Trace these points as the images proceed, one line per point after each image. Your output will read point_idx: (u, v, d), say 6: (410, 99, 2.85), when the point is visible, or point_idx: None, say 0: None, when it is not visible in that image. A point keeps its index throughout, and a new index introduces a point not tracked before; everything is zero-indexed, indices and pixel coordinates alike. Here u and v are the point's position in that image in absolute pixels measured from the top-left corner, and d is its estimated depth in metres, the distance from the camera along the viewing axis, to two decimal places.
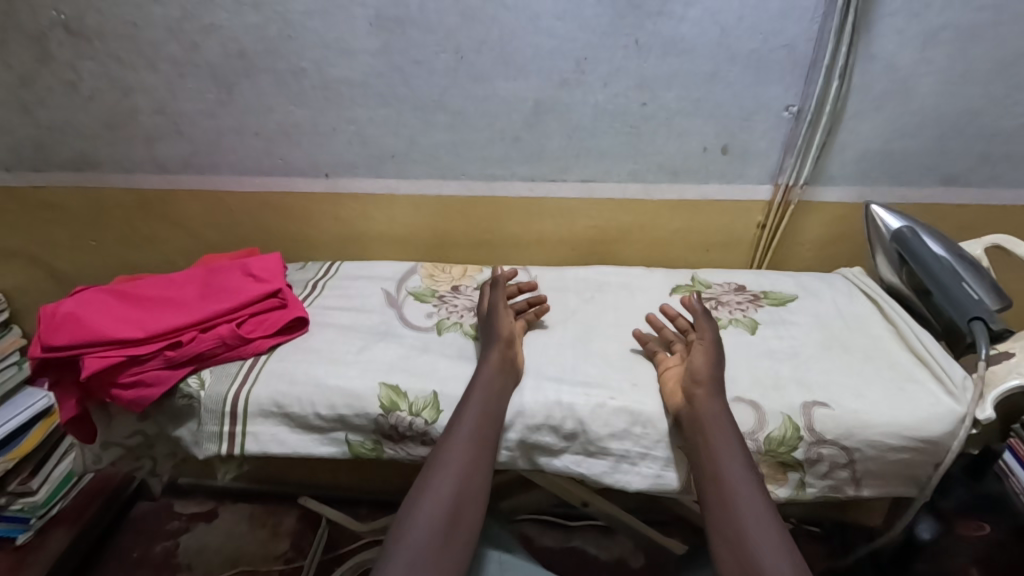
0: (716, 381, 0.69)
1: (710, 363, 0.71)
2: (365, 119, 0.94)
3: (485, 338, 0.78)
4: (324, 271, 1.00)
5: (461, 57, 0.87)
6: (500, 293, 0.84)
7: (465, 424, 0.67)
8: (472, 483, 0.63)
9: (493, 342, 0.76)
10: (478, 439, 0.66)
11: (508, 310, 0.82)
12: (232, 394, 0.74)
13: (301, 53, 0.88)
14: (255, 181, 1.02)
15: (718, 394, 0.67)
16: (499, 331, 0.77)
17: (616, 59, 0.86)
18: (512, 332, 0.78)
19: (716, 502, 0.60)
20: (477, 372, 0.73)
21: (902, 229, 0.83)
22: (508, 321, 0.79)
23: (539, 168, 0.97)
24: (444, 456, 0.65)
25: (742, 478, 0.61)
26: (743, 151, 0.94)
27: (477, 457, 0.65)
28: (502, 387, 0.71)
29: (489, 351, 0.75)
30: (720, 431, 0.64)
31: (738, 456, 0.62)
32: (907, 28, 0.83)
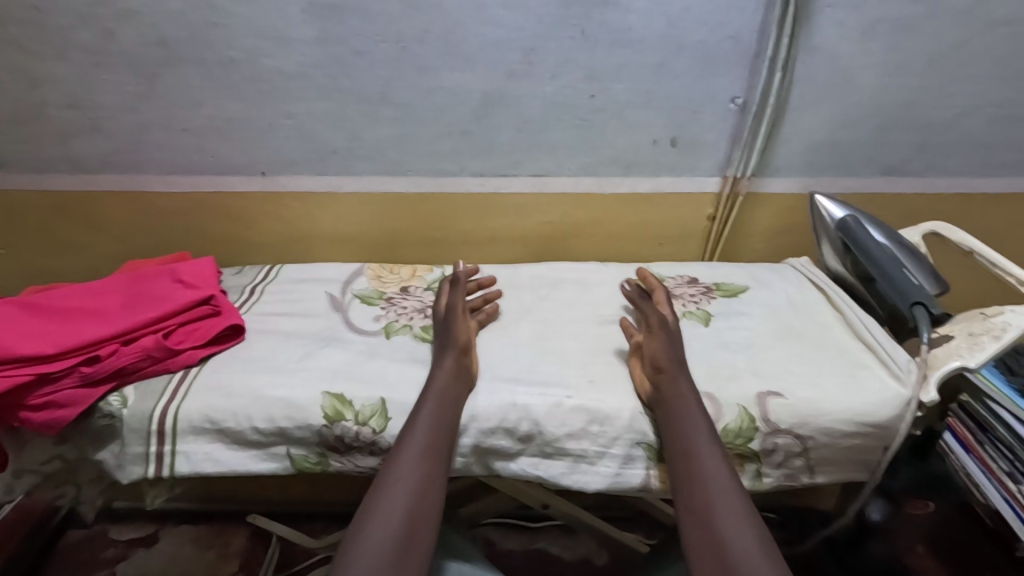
0: (683, 367, 0.69)
1: (675, 349, 0.71)
2: (304, 112, 0.89)
3: (439, 340, 0.75)
4: (263, 274, 0.94)
5: (404, 47, 0.83)
6: (460, 292, 0.81)
7: (417, 433, 0.64)
8: (424, 498, 0.60)
9: (448, 347, 0.73)
10: (429, 449, 0.63)
11: (462, 308, 0.79)
12: (158, 412, 0.68)
13: (228, 42, 0.82)
14: (184, 180, 0.95)
15: (686, 377, 0.67)
16: (454, 338, 0.74)
17: (564, 49, 0.84)
18: (466, 333, 0.75)
19: (692, 502, 0.59)
20: (430, 379, 0.69)
21: (845, 220, 0.84)
22: (460, 319, 0.76)
23: (488, 164, 0.94)
24: (395, 469, 0.61)
25: (715, 475, 0.59)
26: (692, 143, 0.93)
27: (430, 467, 0.62)
28: (454, 391, 0.68)
29: (442, 354, 0.72)
30: (688, 426, 0.63)
31: (708, 452, 0.61)
32: (847, 20, 0.84)
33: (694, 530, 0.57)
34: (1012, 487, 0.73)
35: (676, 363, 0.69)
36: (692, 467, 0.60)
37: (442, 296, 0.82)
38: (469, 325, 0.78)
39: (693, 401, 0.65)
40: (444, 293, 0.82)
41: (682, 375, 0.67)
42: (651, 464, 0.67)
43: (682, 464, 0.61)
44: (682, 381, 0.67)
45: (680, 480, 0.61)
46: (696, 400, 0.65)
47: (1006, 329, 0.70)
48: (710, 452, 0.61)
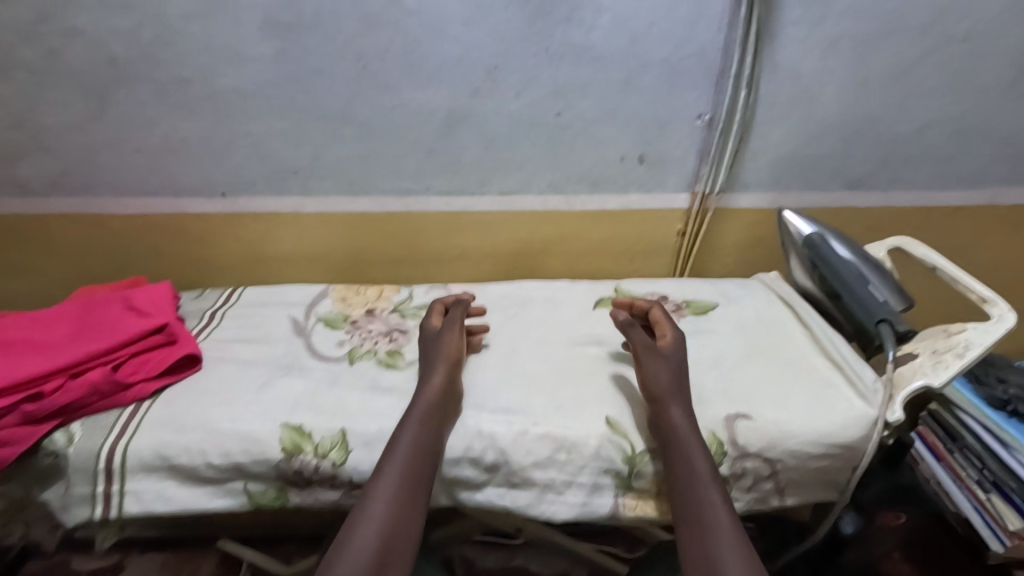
0: (682, 393, 0.67)
1: (677, 374, 0.69)
2: (263, 132, 0.86)
3: (426, 361, 0.72)
4: (224, 298, 0.91)
5: (364, 65, 0.82)
6: (458, 312, 0.79)
7: (399, 461, 0.60)
8: (404, 531, 0.56)
9: (433, 366, 0.71)
10: (412, 481, 0.59)
11: (455, 327, 0.76)
12: (106, 449, 0.65)
13: (181, 60, 0.80)
14: (140, 203, 0.92)
15: (684, 404, 0.66)
16: (442, 353, 0.72)
17: (528, 67, 0.83)
18: (454, 352, 0.73)
19: (691, 540, 0.56)
20: (415, 398, 0.67)
21: (812, 235, 0.84)
22: (449, 340, 0.74)
23: (454, 182, 0.93)
24: (375, 499, 0.57)
25: (718, 510, 0.57)
26: (660, 159, 0.93)
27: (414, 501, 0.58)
28: (438, 417, 0.65)
29: (426, 374, 0.69)
30: (687, 457, 0.61)
31: (708, 486, 0.59)
32: (808, 37, 0.84)
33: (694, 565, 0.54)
34: (980, 496, 0.85)
35: (675, 388, 0.67)
36: (692, 501, 0.58)
37: (431, 316, 0.79)
38: (460, 344, 0.76)
39: (690, 432, 0.63)
40: (435, 313, 0.80)
41: (679, 402, 0.66)
42: (620, 491, 0.66)
43: (685, 497, 0.59)
44: (680, 409, 0.65)
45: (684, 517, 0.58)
46: (693, 431, 0.63)
47: (969, 347, 0.70)
48: (711, 484, 0.59)
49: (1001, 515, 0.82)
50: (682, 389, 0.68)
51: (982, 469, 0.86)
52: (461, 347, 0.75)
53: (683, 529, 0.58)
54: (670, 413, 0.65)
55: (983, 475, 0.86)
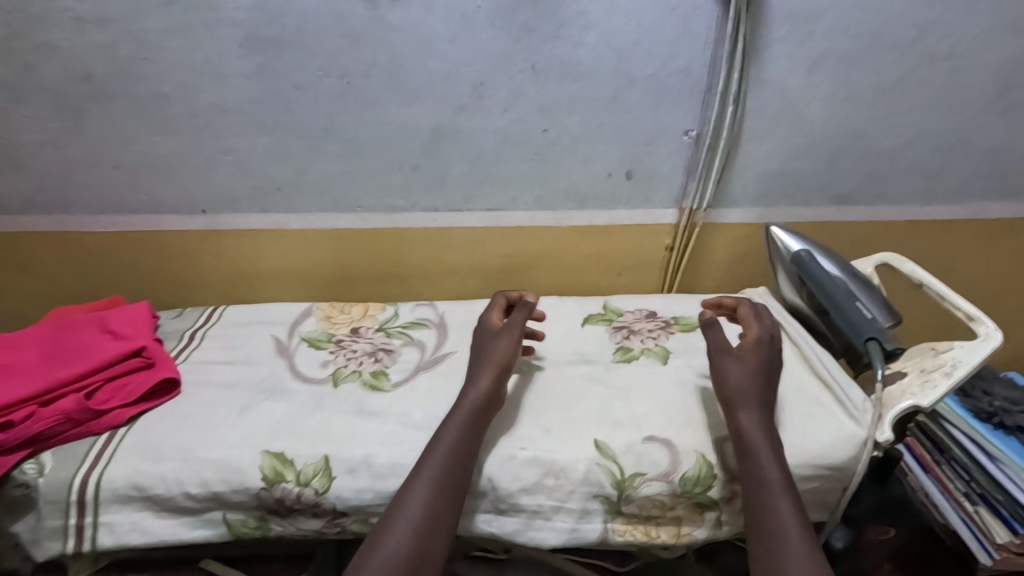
0: (759, 395, 0.65)
1: (758, 375, 0.67)
2: (244, 148, 0.84)
3: (476, 363, 0.71)
4: (205, 317, 0.89)
5: (348, 82, 0.80)
6: (522, 313, 0.76)
7: (438, 462, 0.60)
8: (439, 532, 0.55)
9: (482, 367, 0.70)
10: (453, 483, 0.59)
11: (513, 330, 0.74)
12: (79, 479, 0.63)
13: (160, 76, 0.78)
14: (118, 220, 0.90)
15: (759, 408, 0.64)
16: (493, 355, 0.70)
17: (514, 84, 0.83)
18: (506, 355, 0.71)
19: (761, 548, 0.55)
20: (458, 401, 0.66)
21: (801, 252, 0.84)
22: (504, 344, 0.72)
23: (441, 199, 0.91)
24: (410, 499, 0.57)
25: (788, 517, 0.56)
26: (648, 175, 0.93)
27: (454, 504, 0.58)
28: (480, 421, 0.65)
29: (472, 377, 0.69)
30: (757, 462, 0.60)
31: (779, 493, 0.58)
32: (794, 54, 0.84)
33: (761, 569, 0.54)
34: (969, 508, 0.89)
35: (751, 389, 0.65)
36: (762, 506, 0.57)
37: (490, 313, 0.78)
38: (518, 348, 0.73)
39: (762, 436, 0.62)
40: (496, 310, 0.79)
41: (754, 405, 0.64)
42: (609, 516, 0.65)
43: (756, 504, 0.58)
44: (753, 412, 0.64)
45: (754, 525, 0.57)
46: (765, 435, 0.62)
47: (957, 365, 0.70)
48: (782, 491, 0.58)
49: (988, 527, 0.86)
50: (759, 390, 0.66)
51: (969, 481, 0.91)
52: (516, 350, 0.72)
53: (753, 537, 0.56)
54: (738, 417, 0.64)
55: (971, 487, 0.91)
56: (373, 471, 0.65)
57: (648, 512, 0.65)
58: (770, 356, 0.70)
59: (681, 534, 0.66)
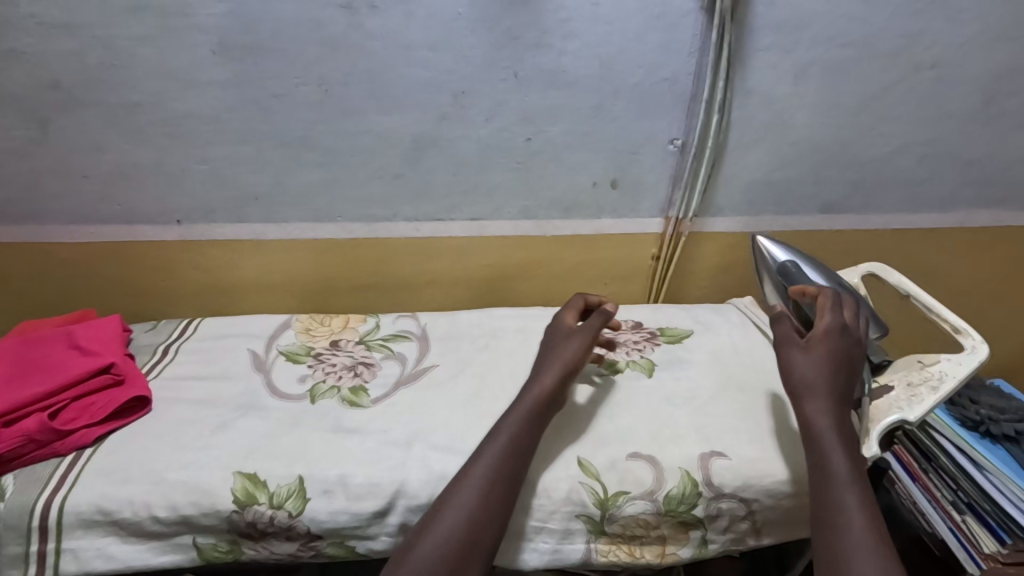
0: (829, 387, 0.64)
1: (831, 366, 0.65)
2: (220, 157, 0.82)
3: (544, 362, 0.72)
4: (179, 330, 0.86)
5: (325, 90, 0.79)
6: (597, 320, 0.76)
7: (492, 456, 0.60)
8: (490, 523, 0.56)
9: (548, 367, 0.70)
10: (509, 473, 0.59)
11: (585, 332, 0.74)
12: (41, 505, 0.61)
13: (131, 84, 0.76)
14: (90, 231, 0.87)
15: (827, 400, 0.63)
16: (560, 358, 0.71)
17: (496, 92, 0.81)
18: (573, 356, 0.71)
19: (822, 535, 0.55)
20: (518, 399, 0.67)
21: (784, 262, 0.84)
22: (573, 346, 0.72)
23: (422, 208, 0.90)
24: (461, 488, 0.58)
25: (852, 508, 0.55)
26: (633, 184, 0.91)
27: (509, 497, 0.58)
28: (540, 416, 0.65)
29: (538, 375, 0.69)
30: (821, 452, 0.60)
31: (844, 485, 0.57)
32: (780, 63, 0.84)
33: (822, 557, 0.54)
34: (956, 517, 0.87)
35: (820, 380, 0.64)
36: (825, 499, 0.57)
37: (565, 313, 0.78)
38: (588, 350, 0.73)
39: (829, 428, 0.61)
40: (570, 310, 0.79)
41: (824, 396, 0.63)
42: (592, 536, 0.64)
43: (819, 494, 0.58)
44: (820, 403, 0.63)
45: (818, 516, 0.57)
46: (832, 427, 0.62)
47: (943, 380, 0.70)
48: (847, 483, 0.58)
49: (976, 537, 0.84)
50: (828, 380, 0.64)
51: (956, 490, 0.89)
52: (583, 352, 0.72)
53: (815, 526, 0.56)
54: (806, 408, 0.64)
55: (958, 496, 0.89)
56: (349, 492, 0.63)
57: (631, 532, 0.64)
58: (842, 347, 0.67)
59: (666, 553, 0.65)
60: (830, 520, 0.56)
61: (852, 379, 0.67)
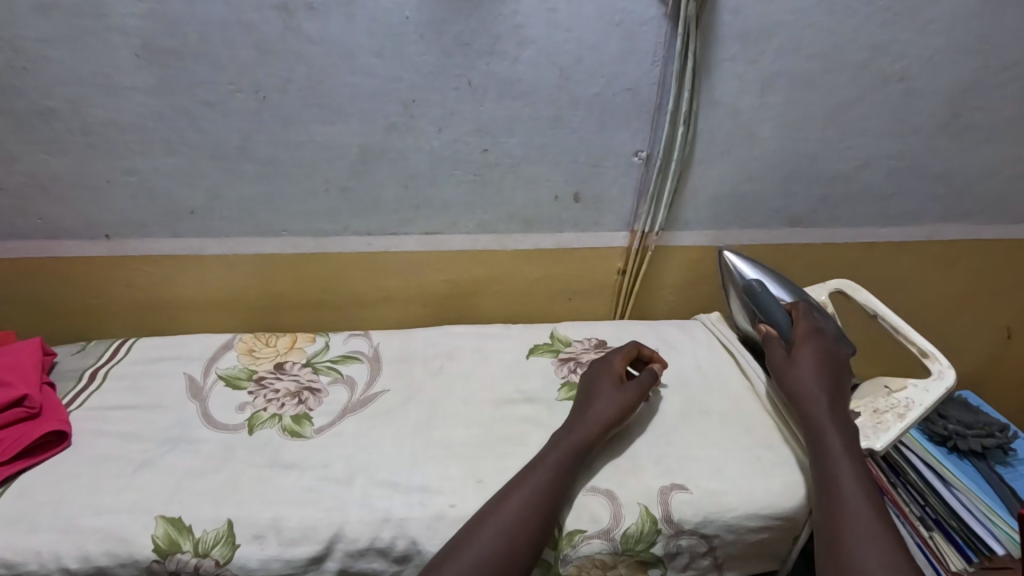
0: (820, 382, 0.67)
1: (821, 362, 0.68)
2: (149, 168, 0.77)
3: (587, 406, 0.69)
4: (109, 353, 0.80)
5: (263, 97, 0.73)
6: (651, 378, 0.72)
7: (544, 472, 0.61)
8: (527, 532, 0.56)
9: (597, 404, 0.69)
10: (545, 505, 0.58)
11: (636, 386, 0.71)
12: None
13: (45, 89, 0.70)
14: (8, 246, 0.81)
15: (822, 394, 0.65)
16: (609, 397, 0.69)
17: (448, 101, 0.77)
18: (620, 411, 0.68)
19: (824, 517, 0.57)
20: (568, 428, 0.66)
21: (753, 280, 0.80)
22: (621, 398, 0.69)
23: (374, 222, 0.85)
24: (503, 508, 0.58)
25: (846, 480, 0.58)
26: (596, 198, 0.88)
27: (544, 528, 0.57)
28: (577, 462, 0.63)
29: (591, 407, 0.68)
30: (818, 434, 0.62)
31: (840, 460, 0.60)
32: (745, 73, 0.81)
33: (825, 531, 0.56)
34: (924, 533, 0.83)
35: (811, 374, 0.67)
36: (826, 483, 0.59)
37: (616, 357, 0.76)
38: (636, 405, 0.70)
39: (823, 416, 0.64)
40: (620, 354, 0.76)
41: (817, 388, 0.66)
42: None
43: (819, 472, 0.60)
44: (812, 393, 0.66)
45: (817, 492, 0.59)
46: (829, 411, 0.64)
47: (910, 407, 0.67)
48: (845, 466, 0.59)
49: (944, 554, 0.81)
50: (820, 375, 0.67)
51: (924, 505, 0.86)
52: (627, 409, 0.68)
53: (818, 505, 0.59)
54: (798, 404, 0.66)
55: (926, 512, 0.85)
56: (283, 537, 0.58)
57: (587, 573, 0.60)
58: (823, 348, 0.70)
59: None
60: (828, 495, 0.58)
61: (842, 379, 0.69)
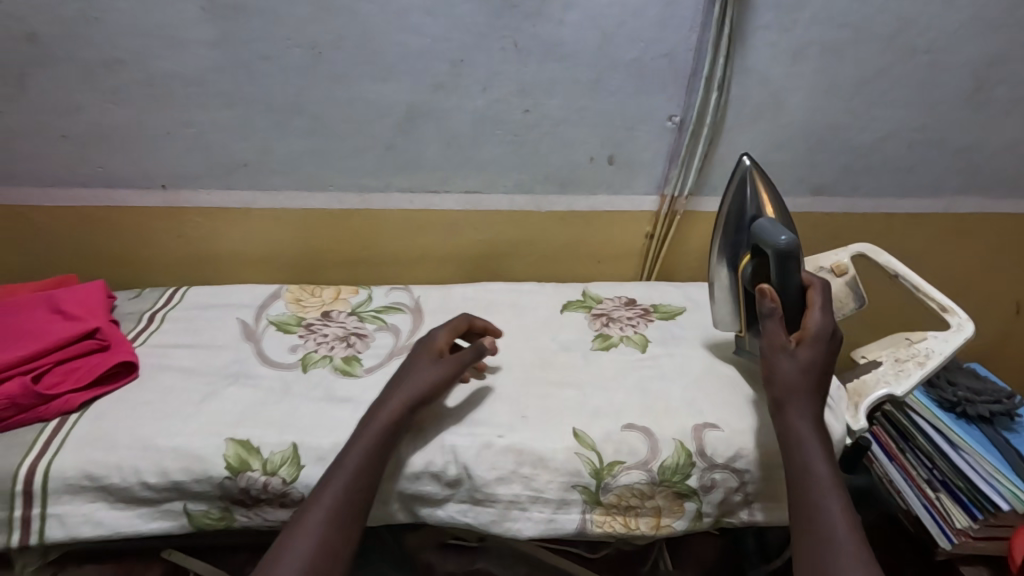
0: (813, 392, 0.62)
1: (819, 370, 0.63)
2: (207, 122, 0.80)
3: (401, 380, 0.66)
4: (164, 298, 0.84)
5: (319, 53, 0.77)
6: (473, 355, 0.68)
7: (374, 435, 0.60)
8: (369, 491, 0.57)
9: (404, 386, 0.64)
10: (370, 476, 0.58)
11: (454, 362, 0.67)
12: (25, 469, 0.59)
13: (113, 40, 0.73)
14: (68, 195, 0.84)
15: (811, 406, 0.61)
16: (421, 376, 0.65)
17: (494, 62, 0.80)
18: (431, 386, 0.64)
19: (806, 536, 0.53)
20: (388, 396, 0.64)
21: (789, 241, 0.65)
22: (434, 373, 0.65)
23: (417, 179, 0.88)
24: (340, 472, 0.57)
25: (837, 515, 0.53)
26: (629, 161, 0.91)
27: (368, 497, 0.57)
28: (397, 438, 0.61)
29: (400, 386, 0.65)
30: (804, 456, 0.58)
31: (829, 491, 0.55)
32: (778, 42, 0.84)
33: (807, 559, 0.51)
34: (930, 494, 0.89)
35: (803, 381, 0.62)
36: (808, 502, 0.55)
37: (442, 333, 0.72)
38: (450, 382, 0.66)
39: (812, 433, 0.59)
40: (447, 328, 0.73)
41: (809, 401, 0.61)
42: (589, 505, 0.64)
43: (800, 496, 0.56)
44: (803, 408, 0.61)
45: (799, 520, 0.54)
46: (817, 433, 0.60)
47: (930, 356, 0.72)
48: (830, 486, 0.56)
49: (948, 513, 0.86)
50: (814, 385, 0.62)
51: (931, 468, 0.90)
52: (442, 383, 0.65)
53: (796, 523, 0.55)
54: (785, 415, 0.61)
55: (933, 474, 0.90)
56: None
57: (627, 502, 0.65)
58: (827, 353, 0.65)
59: (661, 525, 0.65)
60: (814, 530, 0.53)
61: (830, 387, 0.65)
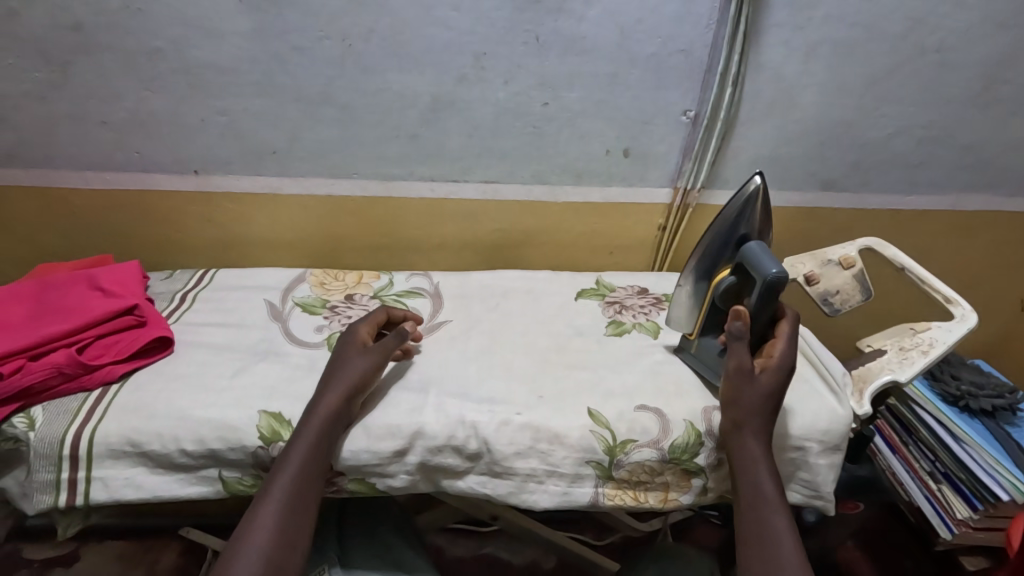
0: (768, 418, 0.63)
1: (777, 396, 0.65)
2: (240, 110, 0.83)
3: (331, 374, 0.67)
4: (196, 279, 0.88)
5: (348, 45, 0.80)
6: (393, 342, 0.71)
7: (312, 438, 0.61)
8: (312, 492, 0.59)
9: (335, 381, 0.66)
10: (308, 475, 0.59)
11: (378, 352, 0.70)
12: (71, 435, 0.63)
13: (152, 30, 0.76)
14: (105, 178, 0.88)
15: (765, 429, 0.63)
16: (347, 373, 0.66)
17: (516, 56, 0.83)
18: (362, 378, 0.66)
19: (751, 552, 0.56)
20: (321, 395, 0.64)
21: (779, 276, 0.65)
22: (363, 366, 0.68)
23: (437, 168, 0.91)
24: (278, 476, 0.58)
25: (783, 533, 0.56)
26: (643, 154, 0.94)
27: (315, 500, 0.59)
28: (334, 437, 0.63)
29: (331, 383, 0.66)
30: (754, 477, 0.60)
31: (775, 510, 0.58)
32: (791, 40, 0.86)
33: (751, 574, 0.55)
34: (932, 486, 0.91)
35: (760, 406, 0.63)
36: (757, 520, 0.58)
37: (362, 325, 0.74)
38: (378, 371, 0.69)
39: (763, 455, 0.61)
40: (367, 322, 0.74)
41: (763, 425, 0.63)
42: (602, 480, 0.67)
43: (749, 515, 0.58)
44: (757, 431, 0.63)
45: (747, 538, 0.57)
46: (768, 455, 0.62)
47: (933, 345, 0.76)
48: (775, 504, 0.59)
49: (950, 504, 0.88)
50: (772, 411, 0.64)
51: (934, 461, 0.91)
52: (373, 374, 0.68)
53: (743, 539, 0.57)
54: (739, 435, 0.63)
55: (935, 466, 0.91)
56: (370, 433, 0.65)
57: (638, 478, 0.67)
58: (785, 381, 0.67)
59: (669, 499, 0.68)
60: (763, 550, 0.56)
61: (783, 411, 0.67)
